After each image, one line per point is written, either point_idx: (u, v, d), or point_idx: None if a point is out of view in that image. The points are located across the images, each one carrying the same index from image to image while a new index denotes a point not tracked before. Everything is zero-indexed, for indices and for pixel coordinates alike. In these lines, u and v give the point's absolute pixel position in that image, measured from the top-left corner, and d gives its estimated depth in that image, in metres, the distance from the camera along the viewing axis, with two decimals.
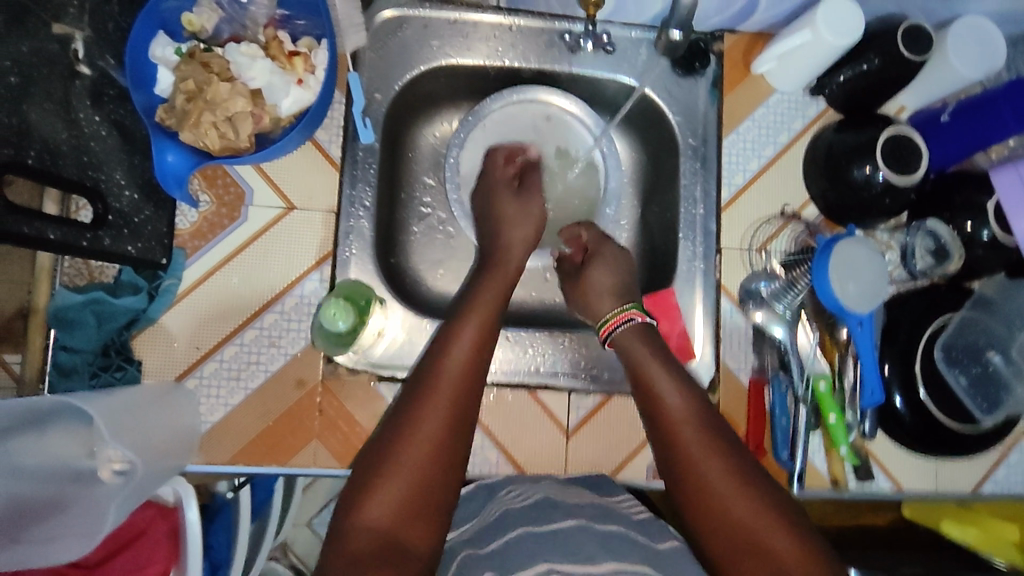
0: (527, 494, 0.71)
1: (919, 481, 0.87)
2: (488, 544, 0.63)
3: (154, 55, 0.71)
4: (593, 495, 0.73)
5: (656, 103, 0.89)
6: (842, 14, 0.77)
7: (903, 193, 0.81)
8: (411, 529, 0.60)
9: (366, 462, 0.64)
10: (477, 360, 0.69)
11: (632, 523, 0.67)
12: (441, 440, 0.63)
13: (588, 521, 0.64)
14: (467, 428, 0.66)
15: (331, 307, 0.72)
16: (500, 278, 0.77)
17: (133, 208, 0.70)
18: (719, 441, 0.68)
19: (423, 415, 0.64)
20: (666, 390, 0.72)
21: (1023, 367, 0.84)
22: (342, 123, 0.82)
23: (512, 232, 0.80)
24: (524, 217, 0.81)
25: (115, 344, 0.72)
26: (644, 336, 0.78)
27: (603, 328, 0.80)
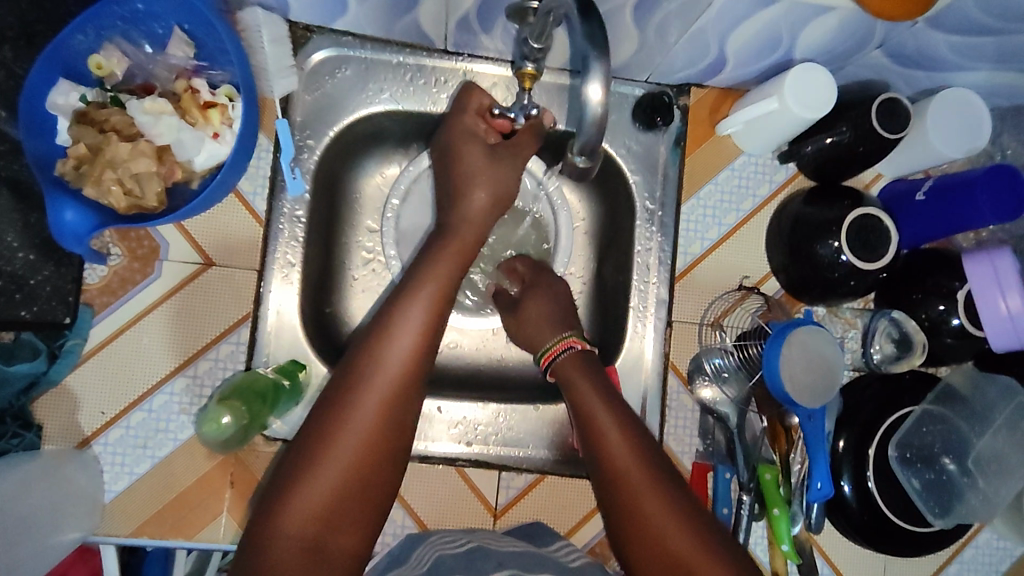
0: (463, 542, 0.71)
1: (865, 574, 0.84)
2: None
3: (53, 103, 0.65)
4: (527, 545, 0.72)
5: (614, 157, 0.83)
6: (812, 84, 0.71)
7: (870, 276, 0.75)
8: (336, 535, 0.59)
9: (289, 463, 0.61)
10: (419, 351, 0.66)
11: (564, 570, 0.67)
12: (373, 442, 0.61)
13: (520, 570, 0.64)
14: (403, 428, 0.64)
15: (211, 414, 0.64)
16: (453, 245, 0.73)
17: (28, 270, 0.68)
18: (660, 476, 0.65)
19: (355, 415, 0.62)
20: (604, 418, 0.68)
21: (979, 479, 0.78)
22: (268, 173, 0.77)
23: (473, 189, 0.75)
24: (488, 182, 0.75)
25: (12, 410, 0.68)
26: (584, 365, 0.73)
27: (543, 357, 0.76)
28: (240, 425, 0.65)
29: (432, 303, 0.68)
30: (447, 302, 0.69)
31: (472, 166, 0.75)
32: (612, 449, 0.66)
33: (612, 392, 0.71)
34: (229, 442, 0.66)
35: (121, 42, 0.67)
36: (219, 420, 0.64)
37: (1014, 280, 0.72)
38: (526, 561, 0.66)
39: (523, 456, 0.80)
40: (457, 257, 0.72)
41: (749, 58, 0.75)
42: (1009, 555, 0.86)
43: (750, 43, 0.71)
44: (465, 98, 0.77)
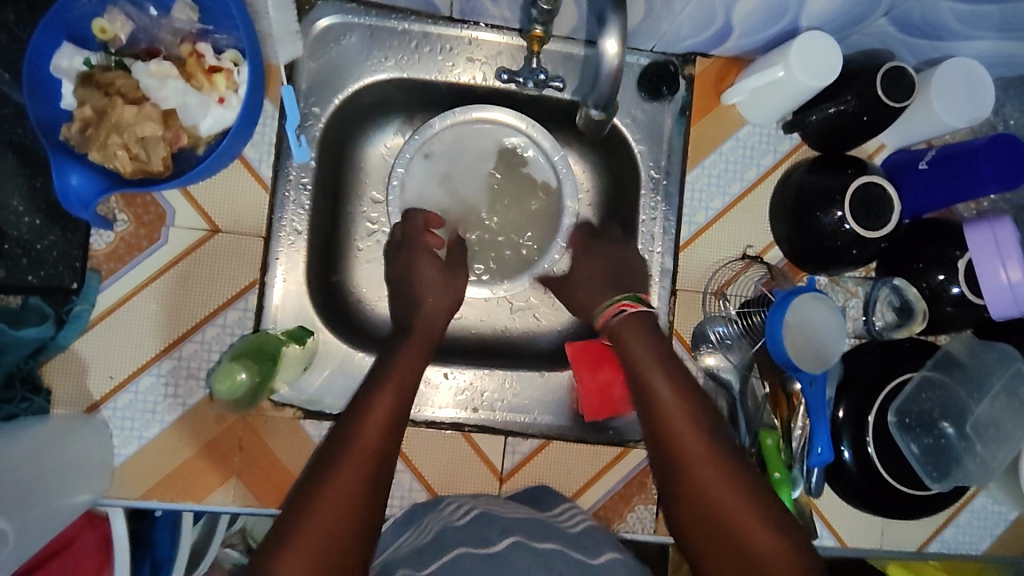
0: (464, 513, 0.70)
1: (863, 538, 0.85)
2: (427, 565, 0.61)
3: (57, 66, 0.65)
4: (530, 510, 0.72)
5: (618, 126, 0.84)
6: (818, 52, 0.71)
7: (873, 245, 0.76)
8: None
9: (272, 534, 0.57)
10: (391, 424, 0.65)
11: (568, 539, 0.65)
12: (349, 514, 0.58)
13: (522, 534, 0.64)
14: (378, 501, 0.61)
15: (223, 373, 0.66)
16: (417, 339, 0.74)
17: (34, 235, 0.69)
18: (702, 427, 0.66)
19: (334, 485, 0.59)
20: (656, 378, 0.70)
21: (977, 444, 0.79)
22: (274, 140, 0.76)
23: (422, 292, 0.78)
24: (444, 288, 0.78)
25: (21, 374, 0.69)
26: (639, 327, 0.74)
27: (602, 313, 0.77)
28: (253, 382, 0.68)
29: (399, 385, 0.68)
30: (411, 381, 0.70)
31: (425, 282, 0.78)
32: (659, 404, 0.68)
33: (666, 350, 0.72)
34: (239, 399, 0.69)
35: (125, 5, 0.67)
36: (236, 377, 0.66)
37: (1014, 249, 0.73)
38: (528, 531, 0.65)
39: (529, 422, 0.82)
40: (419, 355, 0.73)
41: (755, 26, 0.75)
42: (1003, 519, 0.88)
43: (757, 10, 0.71)
44: (412, 219, 0.83)
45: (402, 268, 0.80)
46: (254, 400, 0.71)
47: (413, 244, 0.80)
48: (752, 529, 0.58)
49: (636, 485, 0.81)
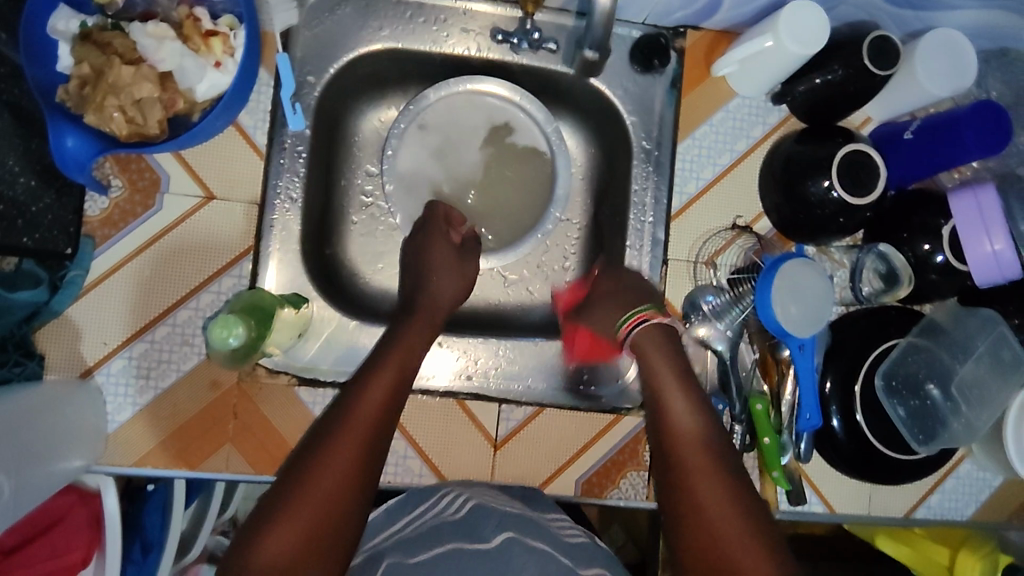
0: (457, 506, 0.70)
1: (852, 504, 0.87)
2: (419, 553, 0.63)
3: (53, 29, 0.65)
4: (528, 509, 0.72)
5: (610, 99, 0.85)
6: (805, 20, 0.73)
7: (859, 213, 0.77)
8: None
9: (259, 508, 0.58)
10: (389, 405, 0.65)
11: (561, 545, 0.66)
12: (340, 495, 0.58)
13: (514, 535, 0.65)
14: (371, 481, 0.61)
15: (218, 324, 0.63)
16: (425, 316, 0.75)
17: (29, 197, 0.67)
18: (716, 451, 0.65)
19: (326, 462, 0.59)
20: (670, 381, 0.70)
21: (962, 404, 0.81)
22: (269, 108, 0.77)
23: (434, 277, 0.78)
24: (456, 275, 0.79)
25: (15, 338, 0.69)
26: (661, 338, 0.73)
27: (621, 325, 0.75)
28: (250, 339, 0.66)
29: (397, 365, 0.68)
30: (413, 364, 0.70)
31: (439, 260, 0.79)
32: (679, 424, 0.67)
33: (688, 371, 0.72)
34: (233, 355, 0.66)
35: None
36: (228, 340, 0.63)
37: (996, 217, 0.75)
38: (520, 529, 0.66)
39: (523, 389, 0.82)
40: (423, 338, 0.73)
41: None
42: (987, 485, 0.89)
43: None
44: (432, 210, 0.84)
45: (416, 255, 0.80)
46: (248, 358, 0.69)
47: (430, 231, 0.82)
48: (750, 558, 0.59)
49: (629, 451, 0.82)
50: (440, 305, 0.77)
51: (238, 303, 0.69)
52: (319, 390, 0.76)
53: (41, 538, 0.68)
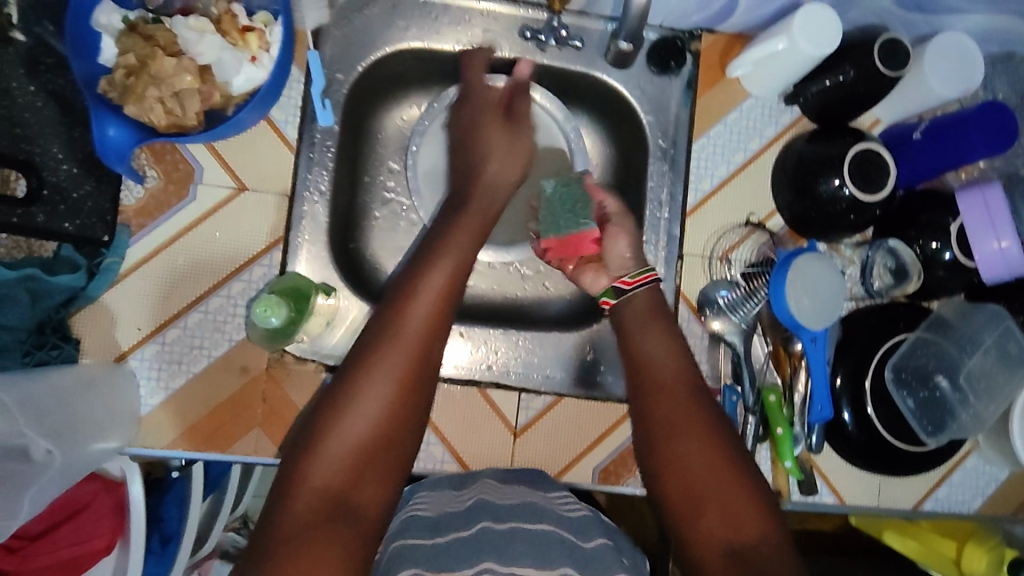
0: (462, 501, 0.71)
1: (862, 495, 0.89)
2: (435, 536, 0.65)
3: (98, 22, 0.68)
4: (534, 494, 0.73)
5: (627, 98, 0.87)
6: (820, 23, 0.75)
7: (869, 210, 0.80)
8: (362, 486, 0.58)
9: (317, 413, 0.61)
10: (436, 318, 0.65)
11: (564, 522, 0.67)
12: (393, 410, 0.61)
13: (517, 522, 0.65)
14: (427, 392, 0.63)
15: (262, 303, 0.67)
16: (477, 206, 0.74)
17: (71, 182, 0.70)
18: (703, 410, 0.67)
19: (378, 378, 0.61)
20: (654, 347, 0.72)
21: (970, 395, 0.83)
22: (299, 103, 0.79)
23: (487, 161, 0.76)
24: (511, 154, 0.77)
25: (52, 322, 0.70)
26: (652, 306, 0.76)
27: (630, 276, 0.77)
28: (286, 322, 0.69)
29: (450, 263, 0.68)
30: (468, 266, 0.69)
31: (494, 147, 0.77)
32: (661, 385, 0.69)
33: (675, 333, 0.74)
34: (273, 333, 0.71)
35: None
36: (267, 320, 0.67)
37: (1003, 216, 0.78)
38: (526, 514, 0.67)
39: (541, 379, 0.84)
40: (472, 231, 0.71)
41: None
42: (994, 479, 0.91)
43: None
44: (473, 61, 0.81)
45: (467, 128, 0.79)
46: (285, 337, 0.73)
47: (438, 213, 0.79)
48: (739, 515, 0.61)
49: None
50: (493, 193, 0.75)
51: (279, 287, 0.73)
52: None
53: (66, 524, 0.68)
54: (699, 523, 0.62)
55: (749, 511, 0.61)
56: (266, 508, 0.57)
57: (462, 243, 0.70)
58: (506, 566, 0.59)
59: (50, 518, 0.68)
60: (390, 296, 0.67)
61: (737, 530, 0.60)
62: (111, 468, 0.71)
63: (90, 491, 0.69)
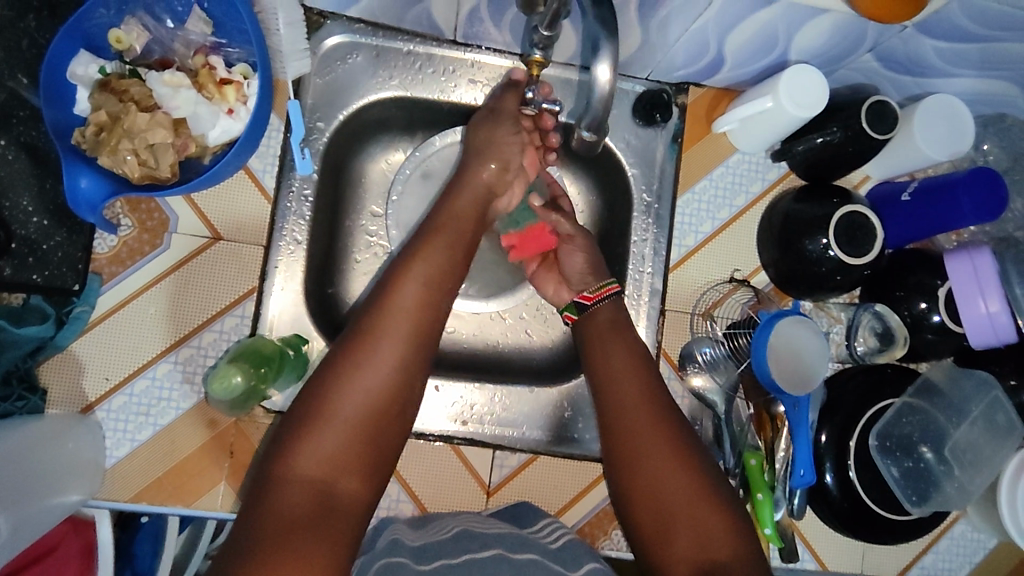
0: (444, 531, 0.72)
1: (845, 561, 0.86)
2: (426, 562, 0.65)
3: (73, 74, 0.68)
4: (512, 526, 0.74)
5: (611, 150, 0.87)
6: (806, 85, 0.74)
7: (855, 272, 0.78)
8: (346, 479, 0.59)
9: (305, 401, 0.61)
10: (415, 333, 0.65)
11: (548, 552, 0.68)
12: (367, 422, 0.61)
13: (504, 551, 0.66)
14: (415, 388, 0.64)
15: (218, 376, 0.66)
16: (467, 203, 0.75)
17: (41, 235, 0.68)
18: (665, 419, 0.64)
19: (352, 394, 0.61)
20: (621, 357, 0.69)
21: (956, 468, 0.81)
22: (278, 151, 0.79)
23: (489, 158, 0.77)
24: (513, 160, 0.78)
25: (18, 372, 0.69)
26: (614, 316, 0.73)
27: (590, 292, 0.75)
28: (249, 385, 0.67)
29: (436, 264, 0.69)
30: (450, 275, 0.70)
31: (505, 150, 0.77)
32: (622, 397, 0.66)
33: (638, 346, 0.70)
34: (235, 403, 0.68)
35: (143, 17, 0.70)
36: (230, 381, 0.66)
37: (991, 278, 0.77)
38: (512, 544, 0.68)
39: (518, 436, 0.82)
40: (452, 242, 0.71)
41: (747, 58, 0.78)
42: (982, 547, 0.89)
43: (747, 42, 0.75)
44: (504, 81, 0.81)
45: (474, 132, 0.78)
46: (249, 403, 0.70)
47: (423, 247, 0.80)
48: (716, 537, 0.59)
49: None
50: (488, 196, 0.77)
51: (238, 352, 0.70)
52: None
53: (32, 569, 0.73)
54: (670, 543, 0.60)
55: (721, 527, 0.59)
56: (248, 498, 0.59)
57: (454, 240, 0.72)
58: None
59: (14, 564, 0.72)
60: (379, 289, 0.67)
61: (706, 547, 0.58)
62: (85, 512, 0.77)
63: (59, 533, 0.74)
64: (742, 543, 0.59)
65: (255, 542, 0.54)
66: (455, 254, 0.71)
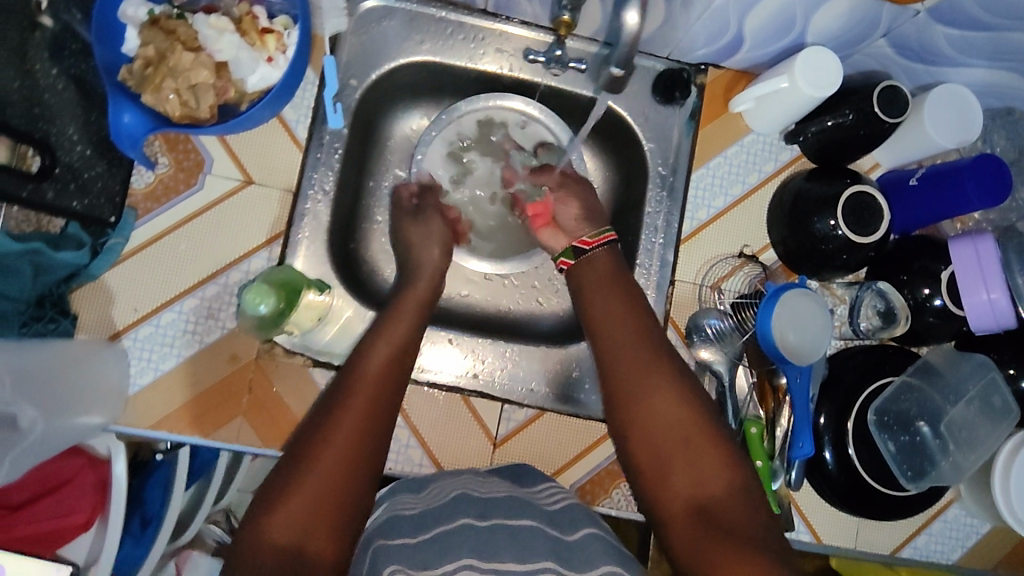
0: (441, 496, 0.73)
1: (839, 536, 0.88)
2: (421, 533, 0.66)
3: (124, 15, 0.71)
4: (511, 487, 0.75)
5: (631, 124, 0.89)
6: (819, 65, 0.77)
7: (862, 251, 0.81)
8: (314, 547, 0.58)
9: (272, 480, 0.61)
10: (378, 408, 0.66)
11: (545, 516, 0.70)
12: (338, 485, 0.61)
13: (501, 519, 0.68)
14: (379, 447, 0.64)
15: (252, 291, 0.72)
16: (413, 297, 0.78)
17: (84, 164, 0.70)
18: (660, 362, 0.65)
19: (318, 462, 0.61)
20: (618, 305, 0.70)
21: (951, 444, 0.83)
22: (312, 104, 0.82)
23: (426, 249, 0.82)
24: (432, 241, 0.83)
25: (53, 296, 0.72)
26: (610, 258, 0.75)
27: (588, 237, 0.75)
28: (277, 308, 0.73)
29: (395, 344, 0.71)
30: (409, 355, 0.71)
31: (430, 230, 0.84)
32: (621, 342, 0.67)
33: (635, 292, 0.72)
34: (264, 323, 0.74)
35: None
36: (255, 308, 0.72)
37: (994, 266, 0.79)
38: (509, 512, 0.69)
39: (525, 392, 0.85)
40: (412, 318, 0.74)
41: (766, 38, 0.81)
42: (975, 531, 0.90)
43: (766, 22, 0.78)
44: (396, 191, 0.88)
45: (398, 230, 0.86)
46: (277, 328, 0.75)
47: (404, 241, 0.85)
48: (714, 480, 0.60)
49: None
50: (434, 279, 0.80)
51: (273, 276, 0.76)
52: None
53: (47, 497, 0.71)
54: (668, 480, 0.61)
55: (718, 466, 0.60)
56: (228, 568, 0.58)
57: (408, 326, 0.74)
58: (486, 563, 0.61)
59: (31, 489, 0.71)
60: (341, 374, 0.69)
61: (705, 488, 0.59)
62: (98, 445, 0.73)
63: (74, 466, 0.72)
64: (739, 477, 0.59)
65: None
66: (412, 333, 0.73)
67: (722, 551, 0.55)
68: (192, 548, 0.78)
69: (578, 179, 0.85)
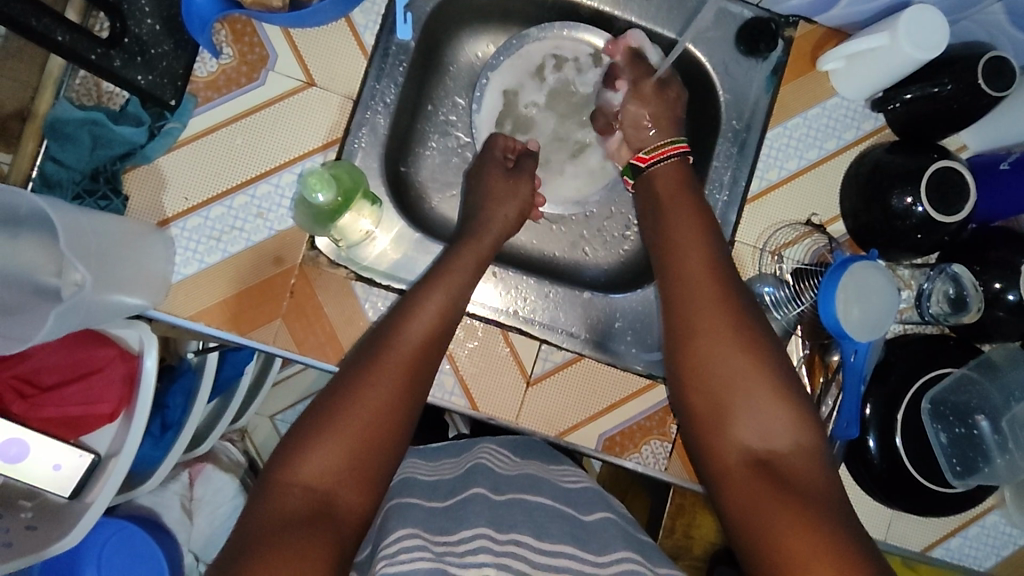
0: (460, 466, 0.73)
1: (870, 525, 0.85)
2: (438, 500, 0.67)
3: None
4: (537, 465, 0.74)
5: (708, 73, 0.85)
6: (927, 24, 0.72)
7: (939, 232, 0.75)
8: (345, 491, 0.57)
9: (306, 421, 0.60)
10: (422, 357, 0.65)
11: (563, 495, 0.69)
12: (379, 424, 0.60)
13: (516, 494, 0.67)
14: (420, 392, 0.64)
15: (314, 177, 0.69)
16: (471, 254, 0.75)
17: (152, 39, 0.72)
18: (729, 309, 0.65)
19: (360, 402, 0.60)
20: (691, 245, 0.69)
21: (1010, 441, 0.78)
22: (382, 11, 0.79)
23: (497, 211, 0.79)
24: (511, 197, 0.81)
25: (106, 173, 0.73)
26: (676, 189, 0.75)
27: (645, 154, 0.79)
28: (335, 201, 0.71)
29: (443, 298, 0.69)
30: (455, 312, 0.70)
31: (491, 195, 0.81)
32: (690, 282, 0.67)
33: (705, 229, 0.71)
34: (318, 215, 0.72)
35: None
36: (314, 195, 0.69)
37: None
38: (525, 486, 0.69)
39: (564, 336, 0.82)
40: (466, 274, 0.73)
41: None
42: (1012, 542, 0.86)
43: None
44: (491, 143, 0.85)
45: (472, 184, 0.83)
46: (330, 225, 0.74)
47: (482, 157, 0.84)
48: (771, 432, 0.61)
49: (657, 420, 0.82)
50: (487, 245, 0.77)
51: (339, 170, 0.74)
52: (390, 295, 0.78)
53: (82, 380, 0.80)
54: (726, 426, 0.62)
55: (787, 422, 0.61)
56: (248, 505, 0.57)
57: (456, 280, 0.72)
58: (502, 535, 0.59)
59: (65, 372, 0.82)
60: (385, 322, 0.68)
61: (772, 444, 0.60)
62: (130, 340, 0.81)
63: (105, 357, 0.80)
64: (806, 434, 0.61)
65: (252, 548, 0.52)
66: (463, 287, 0.72)
67: (777, 508, 0.56)
68: (206, 462, 1.04)
69: (644, 123, 0.81)
